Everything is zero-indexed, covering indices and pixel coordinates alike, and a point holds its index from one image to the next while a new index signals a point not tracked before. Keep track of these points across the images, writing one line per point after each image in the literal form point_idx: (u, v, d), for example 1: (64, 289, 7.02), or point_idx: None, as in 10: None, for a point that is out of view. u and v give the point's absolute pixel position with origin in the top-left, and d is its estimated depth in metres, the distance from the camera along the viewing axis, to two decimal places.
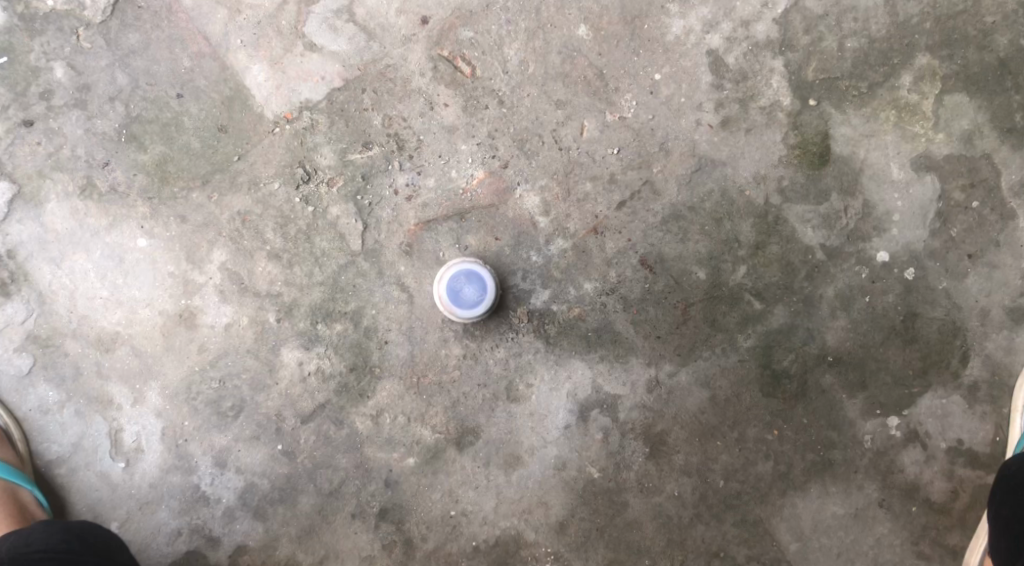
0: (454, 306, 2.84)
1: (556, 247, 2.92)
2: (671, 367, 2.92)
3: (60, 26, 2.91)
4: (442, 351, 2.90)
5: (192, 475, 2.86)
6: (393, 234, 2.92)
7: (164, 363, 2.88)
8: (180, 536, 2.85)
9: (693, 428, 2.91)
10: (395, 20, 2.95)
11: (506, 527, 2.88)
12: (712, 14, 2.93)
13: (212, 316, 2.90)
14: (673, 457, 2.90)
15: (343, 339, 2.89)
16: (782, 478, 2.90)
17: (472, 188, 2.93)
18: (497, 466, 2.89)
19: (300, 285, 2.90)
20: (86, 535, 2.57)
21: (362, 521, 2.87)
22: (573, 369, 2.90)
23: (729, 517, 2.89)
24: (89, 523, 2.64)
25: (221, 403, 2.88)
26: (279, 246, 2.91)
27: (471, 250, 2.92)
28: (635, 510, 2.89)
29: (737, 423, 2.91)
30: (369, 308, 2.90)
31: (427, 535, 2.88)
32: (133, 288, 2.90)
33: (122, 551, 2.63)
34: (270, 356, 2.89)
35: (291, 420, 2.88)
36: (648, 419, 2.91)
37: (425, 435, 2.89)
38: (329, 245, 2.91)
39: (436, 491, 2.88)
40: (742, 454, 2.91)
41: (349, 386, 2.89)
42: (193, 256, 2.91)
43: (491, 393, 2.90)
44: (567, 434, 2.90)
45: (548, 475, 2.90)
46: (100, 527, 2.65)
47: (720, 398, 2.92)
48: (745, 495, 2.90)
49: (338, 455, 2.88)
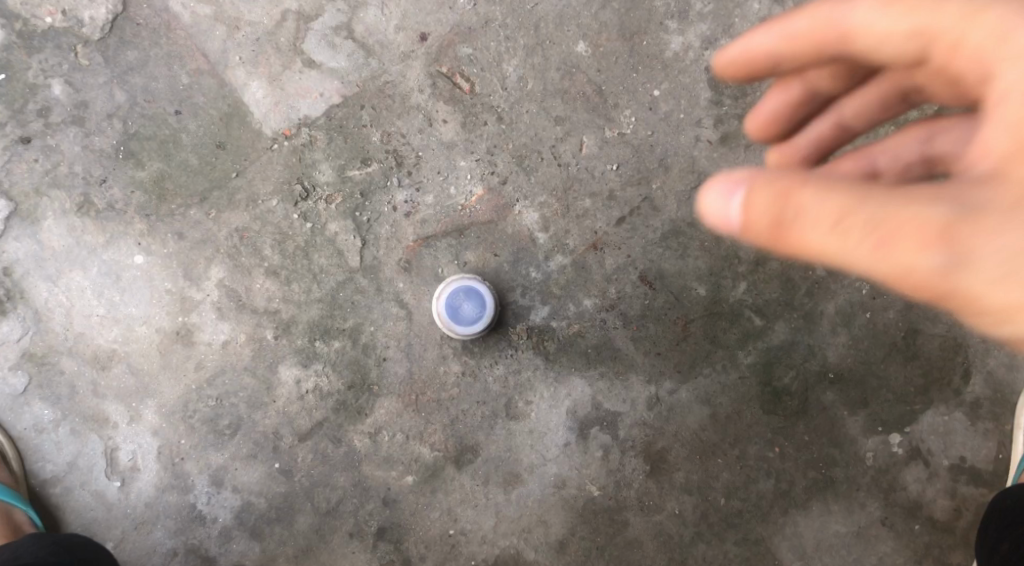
0: (453, 323, 2.82)
1: (556, 263, 2.91)
2: (672, 384, 2.90)
3: (59, 43, 2.91)
4: (441, 368, 2.88)
5: (188, 495, 2.83)
6: (392, 250, 2.90)
7: (161, 381, 2.86)
8: (175, 556, 2.82)
9: (694, 445, 2.89)
10: (394, 37, 2.95)
11: (505, 546, 2.86)
12: (710, 30, 2.94)
13: (210, 333, 2.88)
14: (674, 475, 2.88)
15: (342, 356, 2.87)
16: (783, 496, 2.88)
17: (471, 205, 2.92)
18: (496, 484, 2.87)
19: (298, 302, 2.89)
20: (77, 548, 2.54)
21: (360, 541, 2.84)
22: (573, 387, 2.88)
23: (730, 535, 2.87)
24: (81, 537, 2.61)
25: (218, 421, 2.85)
26: (277, 263, 2.89)
27: (470, 267, 2.91)
28: (635, 528, 2.87)
29: (739, 440, 2.89)
30: (368, 325, 2.88)
31: (425, 554, 2.85)
32: (130, 305, 2.88)
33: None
34: (267, 374, 2.87)
35: (289, 438, 2.86)
36: (649, 437, 2.89)
37: (424, 453, 2.87)
38: (328, 262, 2.90)
39: (434, 510, 2.86)
40: (743, 472, 2.88)
41: (348, 404, 2.87)
42: (191, 273, 2.89)
43: (490, 410, 2.88)
44: (567, 452, 2.88)
45: (548, 494, 2.87)
46: (92, 541, 2.62)
47: (720, 416, 2.90)
48: (746, 514, 2.87)
49: (336, 474, 2.86)
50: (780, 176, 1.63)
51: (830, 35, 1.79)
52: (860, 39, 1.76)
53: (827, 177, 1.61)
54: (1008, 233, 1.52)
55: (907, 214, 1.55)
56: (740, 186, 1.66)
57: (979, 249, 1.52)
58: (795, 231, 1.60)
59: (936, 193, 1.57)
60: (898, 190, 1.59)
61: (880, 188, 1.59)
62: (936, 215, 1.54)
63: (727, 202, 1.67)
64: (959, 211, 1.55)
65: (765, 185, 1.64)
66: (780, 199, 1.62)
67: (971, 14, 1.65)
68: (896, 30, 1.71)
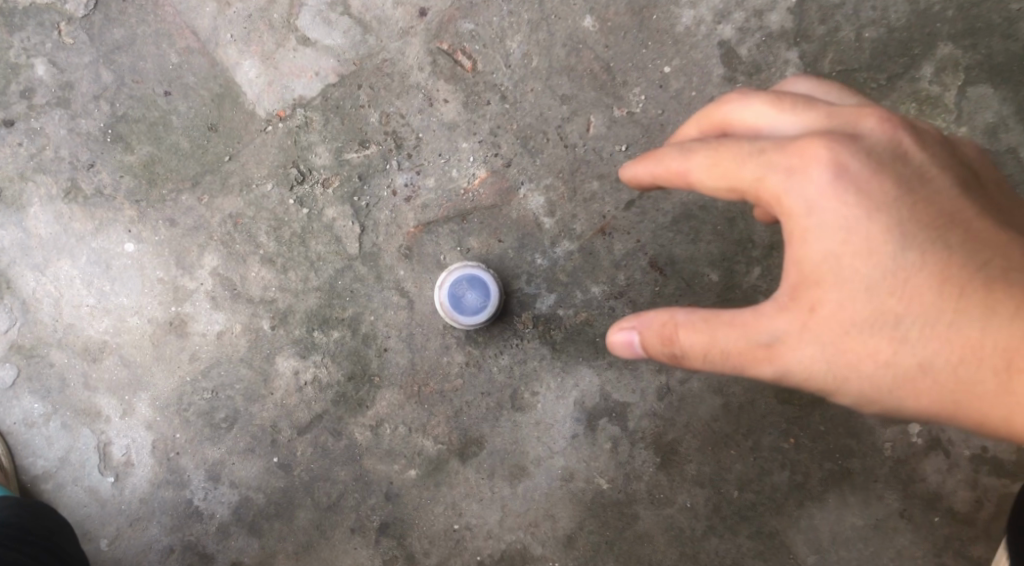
0: (455, 313, 2.72)
1: (562, 249, 2.80)
2: (682, 373, 2.80)
3: (41, 21, 2.79)
4: (444, 358, 2.78)
5: (184, 490, 2.74)
6: (392, 236, 2.79)
7: (154, 374, 2.77)
8: (171, 554, 2.73)
9: (705, 437, 2.80)
10: (391, 12, 2.82)
11: (511, 540, 2.78)
12: (723, 4, 2.81)
13: (204, 323, 2.78)
14: (686, 467, 2.79)
15: (341, 346, 2.77)
16: (798, 488, 2.78)
17: (474, 189, 2.80)
18: (502, 478, 2.78)
19: (295, 291, 2.78)
20: (40, 515, 2.47)
21: (362, 537, 2.76)
22: (581, 377, 2.79)
23: (743, 529, 2.78)
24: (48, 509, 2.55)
25: (213, 414, 2.76)
26: (272, 250, 2.79)
27: (473, 254, 2.80)
28: (646, 522, 2.78)
29: (752, 431, 2.80)
30: (368, 314, 2.78)
31: (429, 550, 2.77)
32: (120, 295, 2.78)
33: (71, 543, 2.50)
34: (264, 365, 2.77)
35: (288, 432, 2.77)
36: (659, 428, 2.79)
37: (427, 446, 2.77)
38: (325, 249, 2.79)
39: (438, 504, 2.77)
40: (757, 463, 2.79)
41: (348, 395, 2.77)
42: (183, 261, 2.79)
43: (495, 401, 2.78)
44: (575, 444, 2.79)
45: (556, 487, 2.78)
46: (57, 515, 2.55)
47: (733, 406, 2.80)
48: (760, 506, 2.78)
49: (336, 468, 2.77)
50: (657, 319, 2.05)
51: (673, 180, 2.11)
52: (698, 185, 2.08)
53: (688, 315, 2.03)
54: (806, 351, 1.98)
55: (737, 346, 1.99)
56: (631, 331, 2.07)
57: (792, 364, 1.98)
58: (676, 360, 2.06)
59: (756, 321, 1.99)
60: (729, 321, 2.00)
61: (721, 322, 2.00)
62: (752, 345, 1.99)
63: (626, 343, 2.09)
64: (770, 338, 1.99)
65: (647, 328, 2.07)
66: (660, 339, 2.05)
67: (763, 176, 2.00)
68: (717, 186, 2.04)
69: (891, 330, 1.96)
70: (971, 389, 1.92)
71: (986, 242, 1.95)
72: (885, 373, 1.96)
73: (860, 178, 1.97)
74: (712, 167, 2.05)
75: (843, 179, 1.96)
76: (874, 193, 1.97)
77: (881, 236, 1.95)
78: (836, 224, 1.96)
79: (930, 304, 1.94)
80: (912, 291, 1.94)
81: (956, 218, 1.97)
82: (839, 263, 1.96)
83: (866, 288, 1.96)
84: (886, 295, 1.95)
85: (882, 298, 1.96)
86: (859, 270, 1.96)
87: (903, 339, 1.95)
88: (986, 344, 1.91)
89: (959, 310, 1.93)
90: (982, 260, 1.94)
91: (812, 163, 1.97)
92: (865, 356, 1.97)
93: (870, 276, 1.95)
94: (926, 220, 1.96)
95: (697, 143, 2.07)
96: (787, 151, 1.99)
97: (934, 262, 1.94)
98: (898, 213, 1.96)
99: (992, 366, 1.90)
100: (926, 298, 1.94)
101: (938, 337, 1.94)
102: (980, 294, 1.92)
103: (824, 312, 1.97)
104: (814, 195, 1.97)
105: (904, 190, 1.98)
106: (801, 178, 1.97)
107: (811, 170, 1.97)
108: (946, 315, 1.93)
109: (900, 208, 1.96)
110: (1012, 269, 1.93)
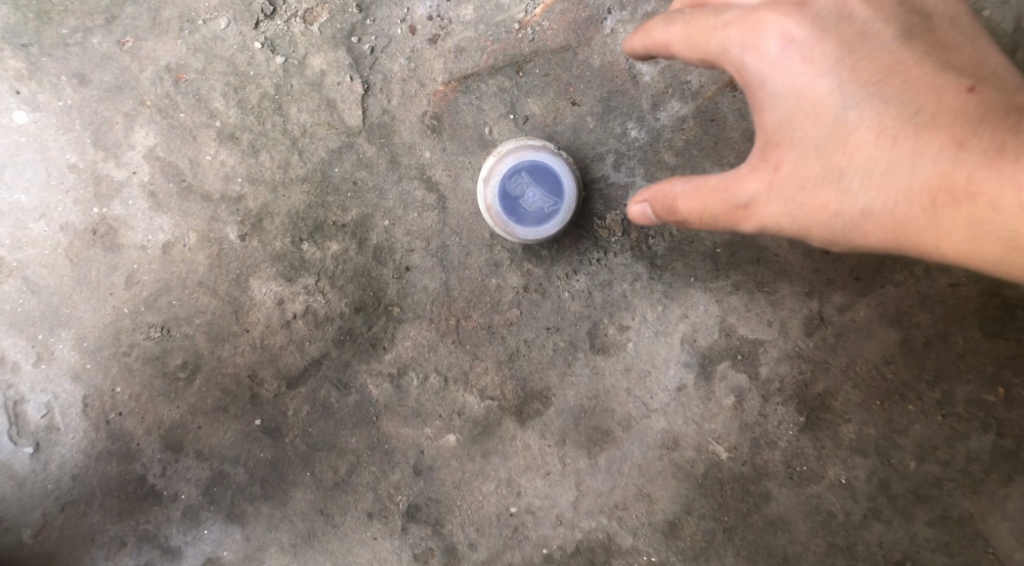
0: (513, 224, 1.82)
1: (669, 115, 1.87)
2: (842, 297, 1.91)
3: None
4: (493, 281, 1.93)
5: (132, 464, 1.96)
6: (412, 100, 1.90)
7: (77, 304, 1.93)
8: (123, 548, 1.97)
9: (872, 387, 1.92)
10: None
11: (591, 529, 1.95)
12: None
13: (142, 231, 1.91)
14: (841, 430, 1.93)
15: (343, 265, 1.92)
16: (1006, 458, 1.91)
17: (534, 21, 1.89)
18: (577, 445, 1.95)
19: (270, 184, 1.91)
20: None
21: (383, 524, 1.96)
22: (691, 304, 1.92)
23: (921, 513, 1.92)
24: None
25: (166, 360, 1.94)
26: (235, 122, 1.90)
27: (533, 124, 1.89)
28: (780, 504, 1.94)
29: (942, 379, 1.91)
30: (380, 217, 1.91)
31: (476, 542, 1.96)
32: (16, 191, 1.91)
33: None
34: (234, 291, 1.93)
35: (273, 384, 1.95)
36: (805, 375, 1.93)
37: (472, 403, 1.95)
38: (313, 119, 1.90)
39: (487, 482, 1.96)
40: (946, 424, 1.91)
41: (355, 334, 1.94)
42: (105, 139, 1.90)
43: (567, 340, 1.94)
44: (681, 399, 1.94)
45: (653, 457, 1.95)
46: None
47: (916, 342, 1.91)
48: (948, 483, 1.91)
49: (344, 434, 1.96)
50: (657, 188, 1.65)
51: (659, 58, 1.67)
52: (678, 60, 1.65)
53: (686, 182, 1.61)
54: (772, 215, 1.55)
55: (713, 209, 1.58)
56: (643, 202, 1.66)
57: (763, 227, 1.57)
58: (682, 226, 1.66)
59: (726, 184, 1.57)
60: (707, 186, 1.58)
61: (705, 185, 1.59)
62: (725, 207, 1.58)
63: (641, 215, 1.68)
64: (740, 201, 1.57)
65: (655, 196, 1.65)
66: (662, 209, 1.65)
67: (726, 48, 1.57)
68: (691, 62, 1.61)
69: (836, 188, 1.52)
70: (914, 232, 1.49)
71: (922, 85, 1.50)
72: (832, 228, 1.53)
73: (815, 39, 1.53)
74: (683, 44, 1.61)
75: (799, 39, 1.53)
76: (826, 52, 1.52)
77: (828, 94, 1.51)
78: (788, 89, 1.53)
79: (872, 158, 1.50)
80: (856, 143, 1.51)
81: (898, 64, 1.52)
82: (792, 126, 1.53)
83: (813, 148, 1.52)
84: (831, 152, 1.52)
85: (827, 155, 1.52)
86: (809, 131, 1.53)
87: (849, 194, 1.51)
88: (919, 188, 1.48)
89: (895, 158, 1.49)
90: (917, 104, 1.49)
91: (767, 25, 1.54)
92: (822, 214, 1.53)
93: (815, 134, 1.52)
94: (866, 72, 1.51)
95: (662, 23, 1.64)
96: (748, 19, 1.55)
97: (874, 112, 1.50)
98: (843, 68, 1.52)
99: (933, 205, 1.48)
100: (869, 148, 1.50)
101: (881, 185, 1.50)
102: (915, 135, 1.48)
103: (783, 173, 1.54)
104: (770, 62, 1.54)
105: (849, 45, 1.53)
106: (755, 47, 1.54)
107: (763, 33, 1.54)
108: (886, 166, 1.49)
109: (845, 63, 1.52)
110: (948, 110, 1.48)
